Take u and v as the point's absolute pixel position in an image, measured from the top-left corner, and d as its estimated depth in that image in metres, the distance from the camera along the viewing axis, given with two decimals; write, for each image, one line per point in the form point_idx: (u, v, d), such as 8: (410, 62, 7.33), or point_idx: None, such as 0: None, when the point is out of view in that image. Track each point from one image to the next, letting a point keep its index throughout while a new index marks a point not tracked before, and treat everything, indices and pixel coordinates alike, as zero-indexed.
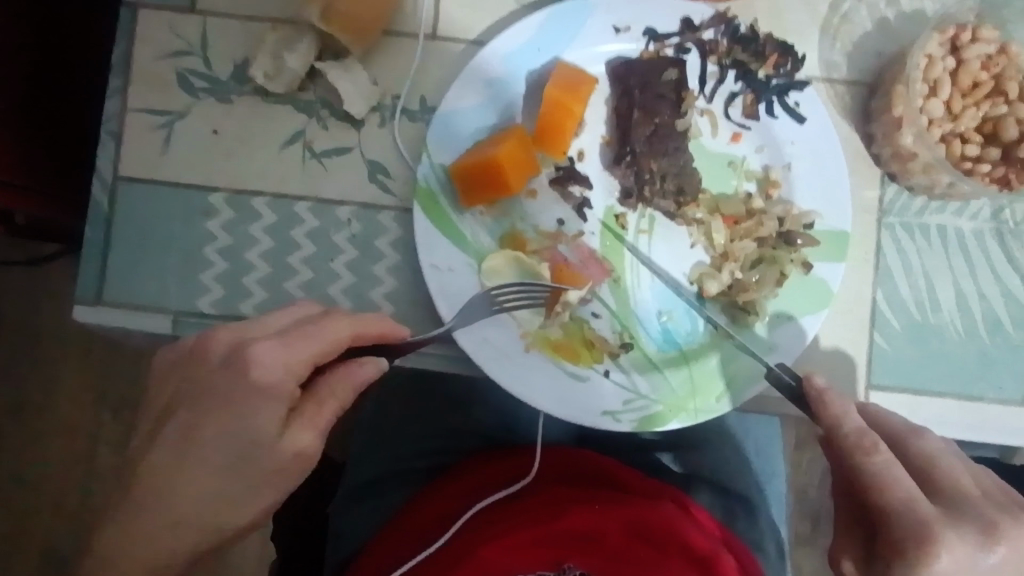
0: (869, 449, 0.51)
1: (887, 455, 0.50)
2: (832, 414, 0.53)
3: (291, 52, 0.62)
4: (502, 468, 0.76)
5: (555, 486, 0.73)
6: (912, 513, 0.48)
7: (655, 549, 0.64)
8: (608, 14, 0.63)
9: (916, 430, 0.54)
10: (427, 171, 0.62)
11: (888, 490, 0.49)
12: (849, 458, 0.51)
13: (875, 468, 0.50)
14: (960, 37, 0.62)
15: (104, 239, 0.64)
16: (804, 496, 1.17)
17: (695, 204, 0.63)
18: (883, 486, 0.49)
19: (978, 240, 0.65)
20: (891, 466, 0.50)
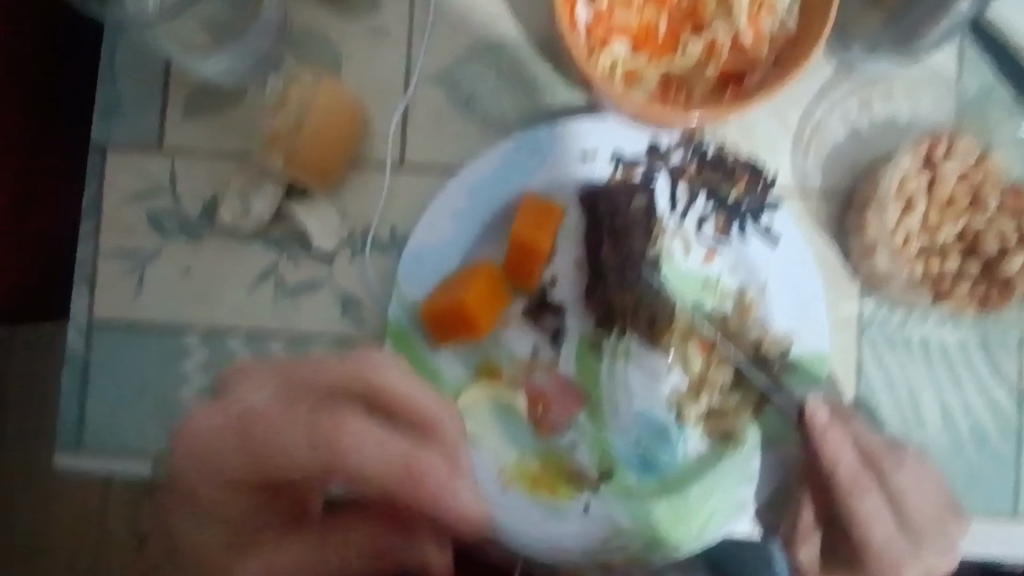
0: (853, 490, 0.61)
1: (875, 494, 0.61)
2: (826, 450, 0.60)
3: (259, 195, 0.63)
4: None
5: None
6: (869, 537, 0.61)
7: None
8: (574, 141, 0.62)
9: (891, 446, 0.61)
10: (397, 310, 0.62)
11: (860, 526, 0.60)
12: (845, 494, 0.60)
13: (857, 511, 0.60)
14: (935, 151, 0.61)
15: (82, 385, 0.64)
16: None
17: (670, 330, 0.62)
18: (858, 523, 0.60)
19: (961, 351, 0.64)
20: (867, 501, 0.61)
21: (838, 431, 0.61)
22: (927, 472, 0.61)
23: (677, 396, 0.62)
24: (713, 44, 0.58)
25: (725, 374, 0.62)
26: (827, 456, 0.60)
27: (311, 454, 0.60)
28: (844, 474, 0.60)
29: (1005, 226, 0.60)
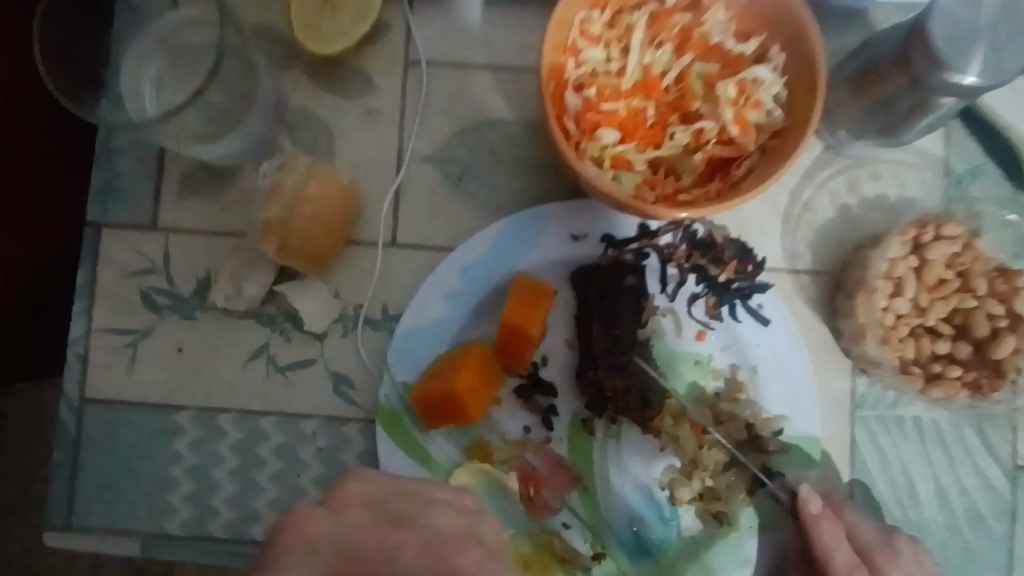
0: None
1: None
2: (826, 551, 0.58)
3: (250, 280, 0.63)
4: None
5: None
6: None
7: None
8: (565, 224, 0.63)
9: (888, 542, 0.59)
10: (388, 392, 0.62)
11: None
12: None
13: None
14: (922, 238, 0.61)
15: (72, 463, 0.64)
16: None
17: (661, 414, 0.61)
18: None
19: (955, 431, 0.63)
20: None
21: (835, 527, 0.59)
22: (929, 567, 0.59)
23: (669, 478, 0.62)
24: (700, 132, 0.60)
25: (716, 454, 0.62)
26: (825, 556, 0.58)
27: None
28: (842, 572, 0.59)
29: (994, 308, 0.60)
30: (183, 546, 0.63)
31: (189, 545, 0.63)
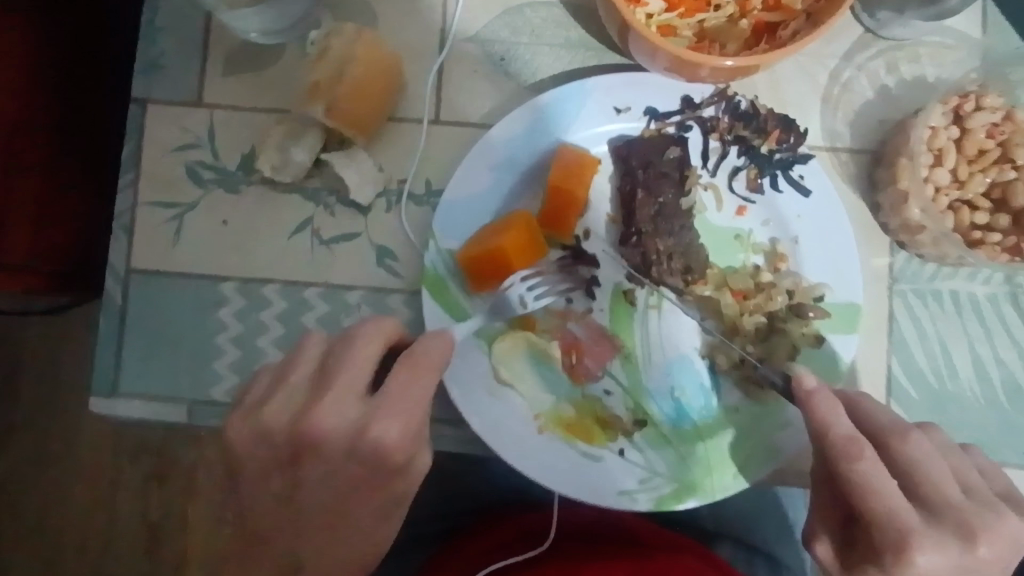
0: (854, 454, 0.51)
1: (875, 462, 0.50)
2: (821, 417, 0.53)
3: (297, 145, 0.63)
4: (503, 533, 0.76)
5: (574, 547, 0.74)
6: (897, 520, 0.47)
7: None
8: (608, 95, 0.63)
9: (903, 432, 0.53)
10: (434, 258, 0.62)
11: (869, 498, 0.48)
12: (837, 467, 0.51)
13: (860, 475, 0.49)
14: (963, 107, 0.62)
15: (118, 331, 0.65)
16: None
17: (703, 280, 0.64)
18: (866, 493, 0.48)
19: (992, 304, 0.65)
20: (874, 471, 0.49)
21: (831, 398, 0.55)
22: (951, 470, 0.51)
23: (713, 348, 0.63)
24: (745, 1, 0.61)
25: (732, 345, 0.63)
26: (822, 424, 0.53)
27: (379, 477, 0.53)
28: (842, 443, 0.52)
29: None
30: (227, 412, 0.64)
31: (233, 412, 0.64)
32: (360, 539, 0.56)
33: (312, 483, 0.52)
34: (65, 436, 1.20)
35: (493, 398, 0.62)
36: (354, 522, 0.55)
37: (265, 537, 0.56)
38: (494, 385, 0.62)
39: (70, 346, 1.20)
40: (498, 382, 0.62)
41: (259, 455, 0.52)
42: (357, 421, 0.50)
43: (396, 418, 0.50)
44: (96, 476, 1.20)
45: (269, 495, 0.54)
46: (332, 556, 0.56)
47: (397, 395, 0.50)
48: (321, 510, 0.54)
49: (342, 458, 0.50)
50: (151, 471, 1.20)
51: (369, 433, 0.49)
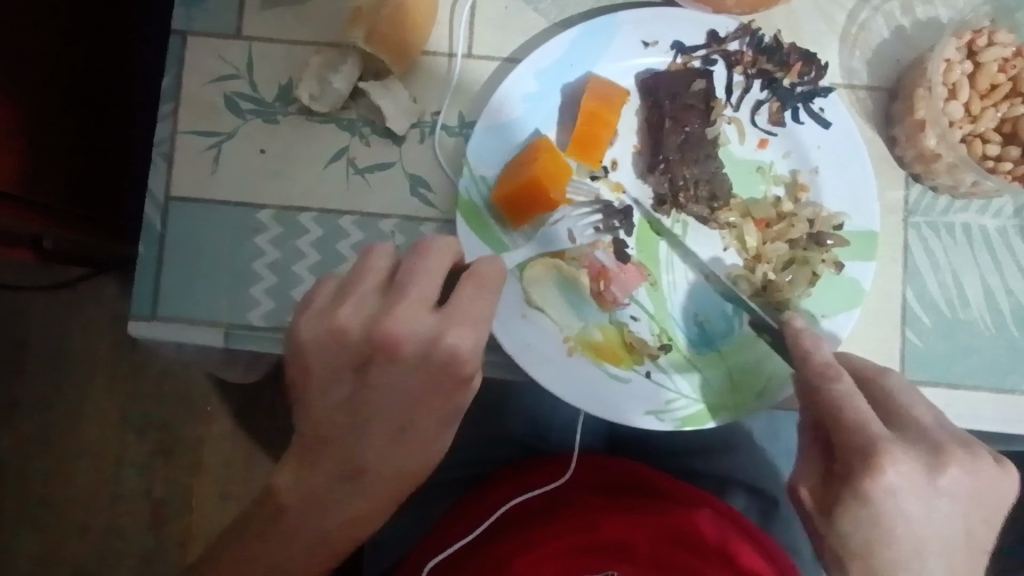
0: (833, 378, 0.54)
1: (849, 383, 0.53)
2: (803, 347, 0.57)
3: (337, 74, 0.66)
4: (533, 480, 0.78)
5: (593, 494, 0.76)
6: (865, 431, 0.51)
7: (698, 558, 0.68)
8: (637, 29, 0.65)
9: (883, 371, 0.57)
10: (468, 184, 0.64)
11: (843, 413, 0.52)
12: (815, 390, 0.54)
13: (836, 393, 0.53)
14: (977, 42, 0.64)
15: (158, 256, 0.66)
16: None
17: (727, 208, 0.66)
18: (840, 409, 0.52)
19: (1002, 237, 0.67)
20: (850, 392, 0.53)
21: (817, 336, 0.58)
22: (925, 402, 0.55)
23: (734, 276, 0.66)
24: None
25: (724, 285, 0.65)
26: (803, 352, 0.56)
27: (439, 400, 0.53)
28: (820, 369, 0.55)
29: None
30: (264, 337, 0.66)
31: (270, 336, 0.66)
32: (420, 454, 0.55)
33: (379, 398, 0.52)
34: (80, 397, 1.23)
35: (524, 320, 0.63)
36: (416, 433, 0.54)
37: (321, 446, 0.54)
38: (526, 307, 0.63)
39: (88, 304, 1.23)
40: (529, 304, 0.63)
41: (327, 360, 0.52)
42: (430, 330, 0.50)
43: (466, 327, 0.50)
44: (110, 435, 1.23)
45: (333, 405, 0.53)
46: (390, 470, 0.54)
47: (466, 307, 0.51)
48: (384, 417, 0.53)
49: (417, 364, 0.50)
50: (162, 437, 1.23)
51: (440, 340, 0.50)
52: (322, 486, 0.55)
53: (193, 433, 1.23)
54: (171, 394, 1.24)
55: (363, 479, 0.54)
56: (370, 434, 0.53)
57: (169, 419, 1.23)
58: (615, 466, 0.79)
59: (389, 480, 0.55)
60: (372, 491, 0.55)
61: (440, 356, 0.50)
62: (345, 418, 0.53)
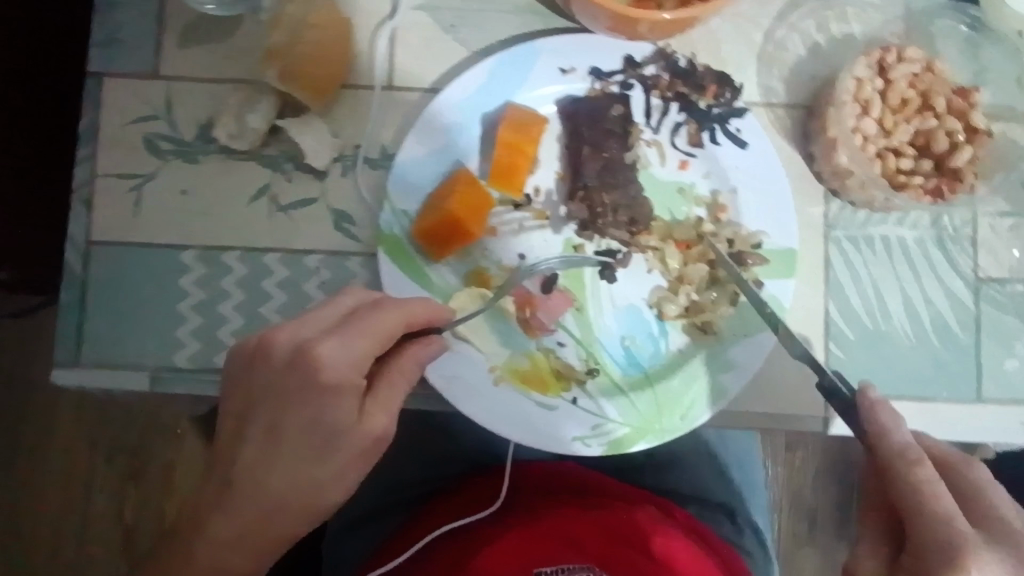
0: (913, 462, 0.51)
1: (933, 470, 0.51)
2: (880, 422, 0.53)
3: (253, 112, 0.65)
4: (480, 490, 0.78)
5: (538, 498, 0.76)
6: (950, 528, 0.48)
7: (645, 554, 0.66)
8: (554, 56, 0.66)
9: (968, 460, 0.54)
10: (389, 219, 0.64)
11: (928, 505, 0.49)
12: (892, 471, 0.51)
13: (919, 480, 0.50)
14: (886, 59, 0.65)
15: (80, 302, 0.66)
16: (800, 497, 1.20)
17: (648, 231, 0.67)
18: (923, 500, 0.50)
19: (920, 248, 0.68)
20: (934, 482, 0.50)
21: (895, 412, 0.54)
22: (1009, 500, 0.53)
23: (660, 298, 0.66)
24: None
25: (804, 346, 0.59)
26: (879, 429, 0.53)
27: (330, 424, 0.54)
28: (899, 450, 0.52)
29: (953, 124, 0.64)
30: (192, 379, 0.66)
31: (198, 378, 0.66)
32: (300, 479, 0.54)
33: (276, 410, 0.54)
34: (34, 429, 1.22)
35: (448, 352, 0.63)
36: (298, 449, 0.54)
37: (216, 460, 0.56)
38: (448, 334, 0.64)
39: (39, 337, 1.21)
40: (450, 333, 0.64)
41: (232, 369, 0.56)
42: (309, 341, 0.53)
43: (342, 338, 0.53)
44: (73, 466, 1.22)
45: (228, 414, 0.56)
46: (276, 483, 0.54)
47: (358, 322, 0.54)
48: (268, 427, 0.54)
49: (296, 369, 0.53)
50: (130, 465, 1.22)
51: (312, 350, 0.53)
52: (204, 498, 0.55)
53: (162, 455, 1.22)
54: (137, 420, 1.23)
55: (239, 494, 0.54)
56: (253, 441, 0.54)
57: (136, 446, 1.23)
58: (564, 474, 0.78)
59: (266, 493, 0.54)
60: (242, 511, 0.54)
61: (312, 360, 0.53)
62: (235, 426, 0.55)
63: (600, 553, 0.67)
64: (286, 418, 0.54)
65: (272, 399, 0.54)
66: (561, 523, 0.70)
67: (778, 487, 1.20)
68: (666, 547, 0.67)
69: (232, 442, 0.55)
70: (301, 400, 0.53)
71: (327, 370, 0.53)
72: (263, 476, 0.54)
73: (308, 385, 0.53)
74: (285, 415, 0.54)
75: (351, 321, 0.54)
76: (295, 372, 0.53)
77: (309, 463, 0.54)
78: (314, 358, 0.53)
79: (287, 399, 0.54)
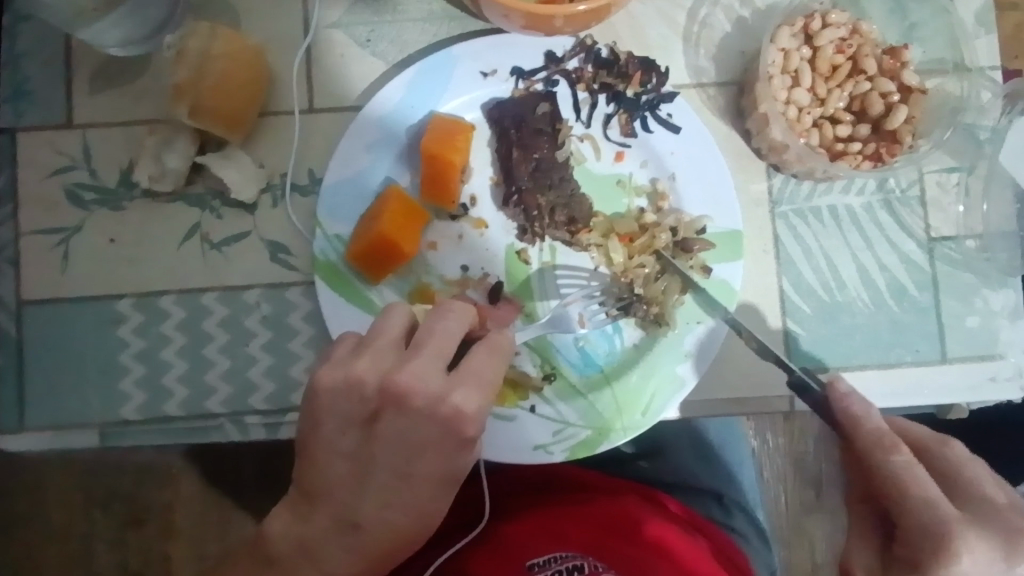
0: (889, 448, 0.49)
1: (908, 454, 0.49)
2: (854, 415, 0.51)
3: (170, 152, 0.63)
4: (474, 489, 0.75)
5: (516, 495, 0.73)
6: (934, 513, 0.46)
7: (636, 547, 0.63)
8: (472, 60, 0.64)
9: (944, 440, 0.52)
10: (324, 245, 0.62)
11: (908, 492, 0.47)
12: (869, 461, 0.50)
13: (895, 468, 0.48)
14: (811, 26, 0.63)
15: (18, 365, 0.64)
16: (802, 464, 1.07)
17: (588, 229, 0.65)
18: (902, 488, 0.48)
19: (868, 213, 0.67)
20: (911, 467, 0.48)
21: (863, 398, 0.53)
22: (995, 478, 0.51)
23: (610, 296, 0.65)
24: None
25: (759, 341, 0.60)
26: (854, 422, 0.51)
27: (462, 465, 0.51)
28: (874, 437, 0.50)
29: (886, 86, 0.64)
30: (141, 430, 0.64)
31: (147, 428, 0.64)
32: (425, 510, 0.52)
33: (402, 452, 0.49)
34: None
35: None
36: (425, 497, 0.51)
37: (329, 493, 0.51)
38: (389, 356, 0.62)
39: None
40: None
41: (340, 411, 0.49)
42: (438, 391, 0.48)
43: (471, 390, 0.48)
44: None
45: (338, 459, 0.50)
46: (404, 517, 0.52)
47: (479, 370, 0.49)
48: (399, 480, 0.50)
49: (427, 423, 0.48)
50: (128, 511, 1.04)
51: (446, 404, 0.47)
52: (325, 533, 0.52)
53: (159, 498, 1.05)
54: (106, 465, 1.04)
55: (369, 529, 0.52)
56: (372, 491, 0.51)
57: (131, 488, 1.04)
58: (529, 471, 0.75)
59: (396, 526, 0.52)
60: (372, 545, 0.52)
61: (447, 416, 0.48)
62: (357, 472, 0.50)
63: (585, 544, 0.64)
64: (412, 461, 0.50)
65: (391, 442, 0.49)
66: (542, 518, 0.67)
67: (778, 458, 1.07)
68: (660, 535, 0.64)
69: (347, 477, 0.51)
70: (424, 449, 0.49)
71: (460, 424, 0.48)
72: (388, 513, 0.51)
73: (444, 439, 0.48)
74: (413, 460, 0.49)
75: (470, 369, 0.49)
76: (417, 419, 0.48)
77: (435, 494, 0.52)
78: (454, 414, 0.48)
79: (409, 446, 0.49)
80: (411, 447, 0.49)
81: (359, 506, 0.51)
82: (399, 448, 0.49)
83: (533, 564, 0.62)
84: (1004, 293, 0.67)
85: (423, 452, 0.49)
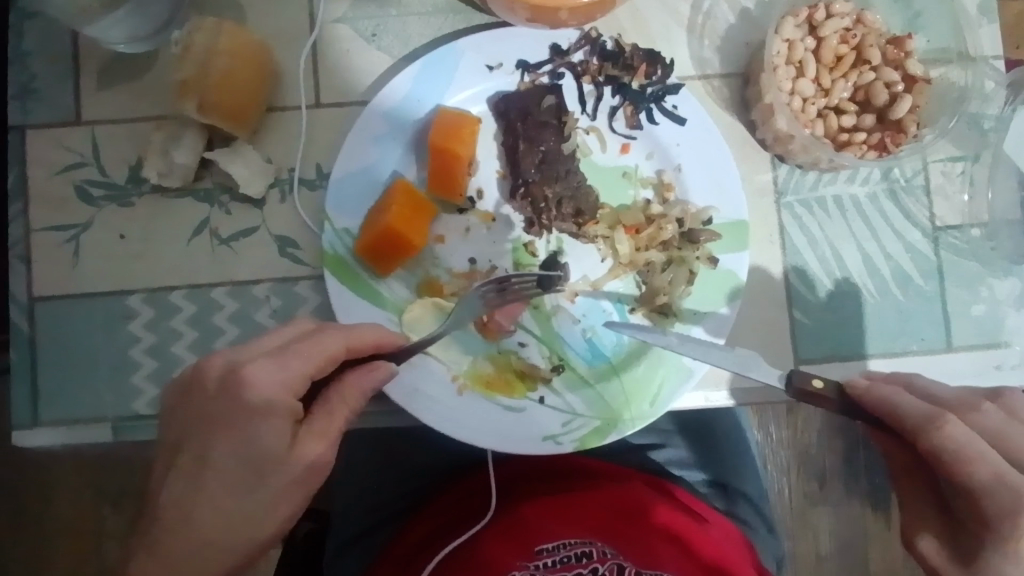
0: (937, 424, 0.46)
1: (963, 424, 0.45)
2: (885, 398, 0.48)
3: (179, 148, 0.64)
4: (482, 480, 0.74)
5: (522, 483, 0.73)
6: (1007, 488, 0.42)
7: (647, 535, 0.64)
8: (478, 54, 0.64)
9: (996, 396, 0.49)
10: (332, 239, 0.63)
11: (973, 466, 0.44)
12: (920, 441, 0.46)
13: (953, 444, 0.45)
14: (815, 16, 0.64)
15: (30, 360, 0.65)
16: (806, 456, 1.08)
17: (595, 221, 0.66)
18: (966, 462, 0.44)
19: (873, 203, 0.67)
20: (970, 440, 0.45)
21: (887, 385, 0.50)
22: None
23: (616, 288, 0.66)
24: None
25: None
26: (889, 408, 0.48)
27: (265, 454, 0.50)
28: (918, 414, 0.47)
29: (890, 76, 0.64)
30: (153, 424, 0.64)
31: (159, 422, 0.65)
32: (224, 513, 0.50)
33: (205, 433, 0.50)
34: None
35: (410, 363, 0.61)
36: (221, 482, 0.50)
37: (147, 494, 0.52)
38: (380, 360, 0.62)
39: None
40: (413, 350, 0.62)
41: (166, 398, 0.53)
42: (232, 366, 0.50)
43: (271, 362, 0.50)
44: None
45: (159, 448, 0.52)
46: (201, 516, 0.49)
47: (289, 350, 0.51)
48: (194, 457, 0.50)
49: (220, 399, 0.50)
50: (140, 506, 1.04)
51: (239, 374, 0.50)
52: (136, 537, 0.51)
53: None
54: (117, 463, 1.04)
55: (163, 531, 0.49)
56: (172, 476, 0.50)
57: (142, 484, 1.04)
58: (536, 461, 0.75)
59: (187, 527, 0.49)
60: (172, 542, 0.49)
61: (232, 385, 0.49)
62: (168, 459, 0.51)
63: (598, 530, 0.64)
64: (205, 442, 0.50)
65: (192, 422, 0.50)
66: (551, 504, 0.68)
67: (783, 450, 1.07)
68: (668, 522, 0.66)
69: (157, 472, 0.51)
70: (225, 429, 0.50)
71: (245, 394, 0.49)
72: (182, 511, 0.49)
73: (234, 411, 0.49)
74: (207, 440, 0.50)
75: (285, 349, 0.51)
76: (213, 391, 0.50)
77: (240, 493, 0.50)
78: (238, 382, 0.49)
79: (209, 425, 0.50)
80: (207, 425, 0.50)
81: (159, 493, 0.50)
82: (199, 426, 0.50)
83: (543, 548, 0.63)
84: (1009, 281, 0.67)
85: (224, 434, 0.50)
